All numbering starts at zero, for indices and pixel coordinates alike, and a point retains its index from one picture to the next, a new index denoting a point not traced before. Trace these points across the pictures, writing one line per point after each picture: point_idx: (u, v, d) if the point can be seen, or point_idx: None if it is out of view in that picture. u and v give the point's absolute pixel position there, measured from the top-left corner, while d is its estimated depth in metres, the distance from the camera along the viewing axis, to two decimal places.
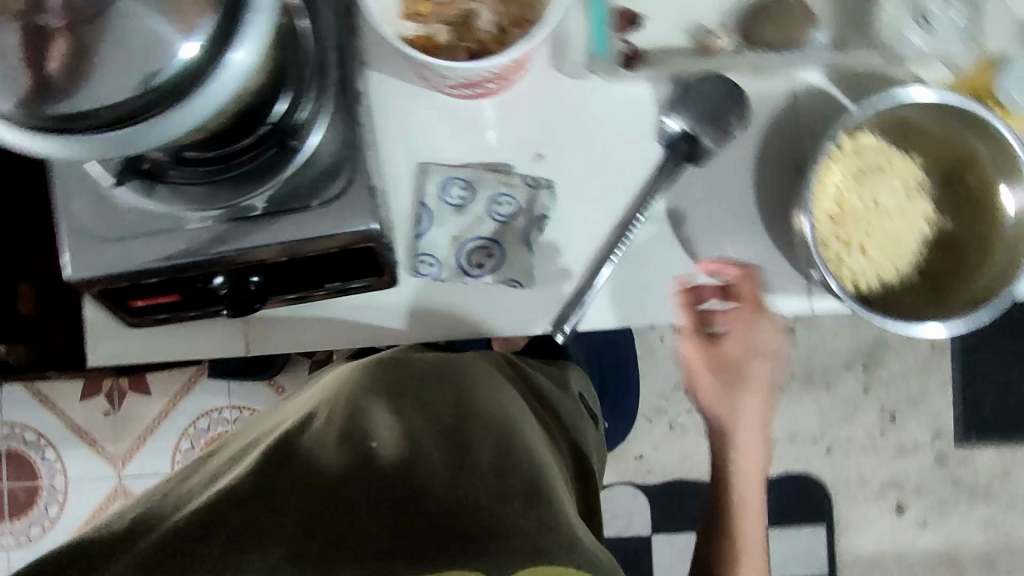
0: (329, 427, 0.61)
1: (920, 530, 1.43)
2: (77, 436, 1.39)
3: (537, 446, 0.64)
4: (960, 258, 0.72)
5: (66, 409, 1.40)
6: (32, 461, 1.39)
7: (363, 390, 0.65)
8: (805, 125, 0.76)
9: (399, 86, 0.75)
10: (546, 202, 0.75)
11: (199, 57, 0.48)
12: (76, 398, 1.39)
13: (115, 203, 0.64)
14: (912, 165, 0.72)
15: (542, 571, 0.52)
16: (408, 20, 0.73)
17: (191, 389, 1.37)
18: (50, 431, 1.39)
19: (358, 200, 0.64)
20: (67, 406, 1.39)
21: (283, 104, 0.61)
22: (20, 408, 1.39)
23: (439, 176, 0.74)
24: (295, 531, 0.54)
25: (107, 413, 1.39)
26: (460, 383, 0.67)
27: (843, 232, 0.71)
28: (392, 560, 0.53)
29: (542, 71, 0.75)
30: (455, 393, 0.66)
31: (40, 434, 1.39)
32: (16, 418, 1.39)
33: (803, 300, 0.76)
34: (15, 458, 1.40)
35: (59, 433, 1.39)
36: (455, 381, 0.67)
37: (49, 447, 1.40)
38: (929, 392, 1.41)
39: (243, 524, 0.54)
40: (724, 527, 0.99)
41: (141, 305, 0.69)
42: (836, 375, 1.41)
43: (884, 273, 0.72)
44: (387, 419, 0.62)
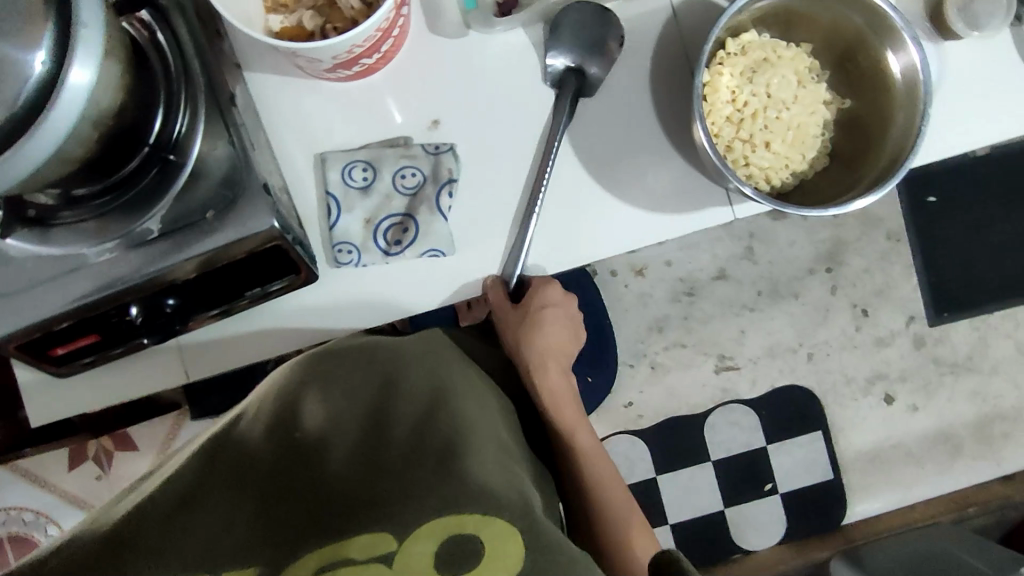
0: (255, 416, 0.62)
1: (913, 415, 1.40)
2: (75, 506, 1.31)
3: (465, 407, 0.64)
4: (866, 134, 0.72)
5: (59, 483, 1.32)
6: (36, 539, 1.31)
7: (289, 379, 0.65)
8: (693, 35, 0.76)
9: (281, 81, 0.74)
10: (450, 165, 0.73)
11: (42, 81, 0.46)
12: (64, 469, 1.32)
13: (8, 257, 0.62)
14: (801, 52, 0.72)
15: (454, 521, 0.53)
16: (273, 13, 0.71)
17: (177, 436, 1.31)
18: (45, 506, 1.31)
19: (255, 198, 0.63)
20: (41, 482, 1.32)
21: (159, 120, 0.62)
22: (9, 491, 1.31)
23: (339, 163, 0.73)
24: (215, 522, 0.54)
25: (99, 476, 1.32)
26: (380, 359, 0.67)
27: (744, 132, 0.71)
28: (308, 537, 0.54)
29: (420, 36, 0.74)
30: (381, 369, 0.66)
31: (37, 512, 1.31)
32: (9, 502, 1.31)
33: (725, 208, 0.77)
34: (17, 541, 1.31)
35: (55, 507, 1.31)
36: (381, 357, 0.67)
37: (51, 522, 1.32)
38: (895, 281, 1.39)
39: (164, 521, 0.54)
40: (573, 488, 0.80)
41: (63, 353, 0.68)
42: (802, 284, 1.40)
43: (793, 164, 0.72)
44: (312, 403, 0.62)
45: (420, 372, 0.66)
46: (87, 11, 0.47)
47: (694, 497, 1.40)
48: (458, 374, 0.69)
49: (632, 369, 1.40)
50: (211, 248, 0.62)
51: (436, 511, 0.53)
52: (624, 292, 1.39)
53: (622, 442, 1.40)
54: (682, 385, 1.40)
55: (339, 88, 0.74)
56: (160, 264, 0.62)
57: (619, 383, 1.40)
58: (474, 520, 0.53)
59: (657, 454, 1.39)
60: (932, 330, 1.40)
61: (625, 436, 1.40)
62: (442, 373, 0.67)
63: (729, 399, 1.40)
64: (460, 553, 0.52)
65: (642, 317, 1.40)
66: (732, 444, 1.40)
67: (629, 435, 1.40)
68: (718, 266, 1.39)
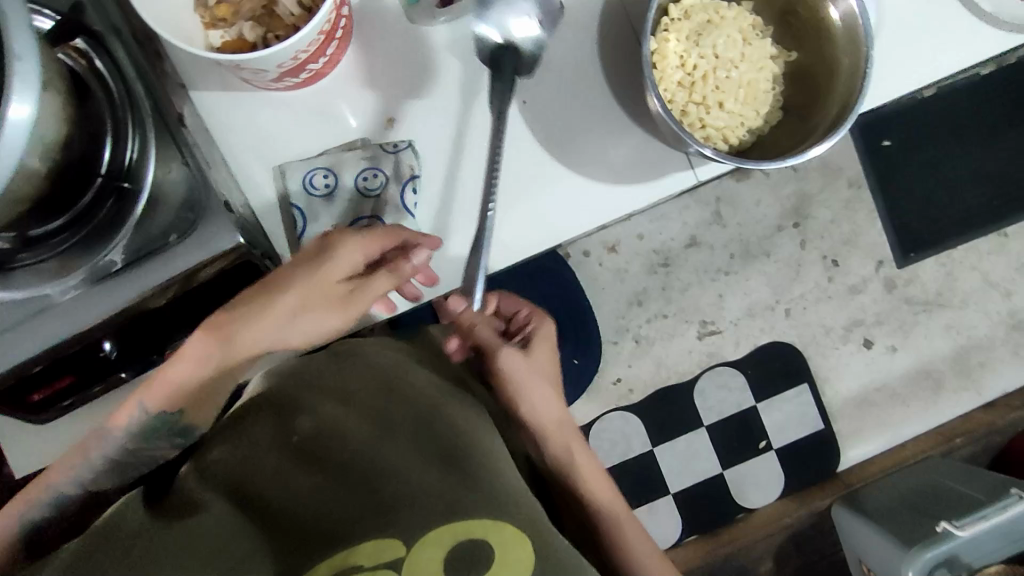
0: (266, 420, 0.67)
1: (893, 356, 1.43)
2: None
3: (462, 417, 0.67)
4: (815, 83, 0.73)
5: None
6: None
7: (293, 393, 0.69)
8: (635, 6, 0.76)
9: (229, 97, 0.73)
10: (411, 161, 0.73)
11: None
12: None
13: None
14: (743, 11, 0.73)
15: (452, 527, 0.54)
16: (212, 28, 0.69)
17: None
18: None
19: (218, 216, 0.62)
20: None
21: (108, 149, 0.60)
22: None
23: (299, 171, 0.72)
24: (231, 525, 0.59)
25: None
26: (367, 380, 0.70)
27: (697, 95, 0.72)
28: (315, 544, 0.57)
29: (365, 36, 0.74)
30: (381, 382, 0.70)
31: None
32: None
33: (688, 173, 0.77)
34: None
35: None
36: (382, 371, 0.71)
37: None
38: (861, 228, 1.42)
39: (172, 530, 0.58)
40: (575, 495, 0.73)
41: (41, 397, 0.67)
42: (772, 242, 1.42)
43: (748, 121, 0.73)
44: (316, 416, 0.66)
45: (409, 388, 0.68)
46: (18, 40, 0.45)
47: (693, 463, 1.42)
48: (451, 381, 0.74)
49: (616, 346, 1.41)
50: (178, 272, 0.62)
51: (438, 519, 0.55)
52: (599, 271, 1.40)
53: (615, 418, 1.41)
54: (668, 355, 1.41)
55: (291, 97, 0.73)
56: (128, 295, 0.62)
57: (606, 361, 1.41)
58: (481, 525, 0.55)
59: (651, 426, 1.41)
60: (900, 271, 1.43)
61: (618, 412, 1.41)
62: (426, 387, 0.70)
63: (715, 363, 1.42)
64: (472, 558, 0.53)
65: (621, 294, 1.41)
66: (722, 406, 1.42)
67: (621, 410, 1.41)
68: (688, 233, 1.41)
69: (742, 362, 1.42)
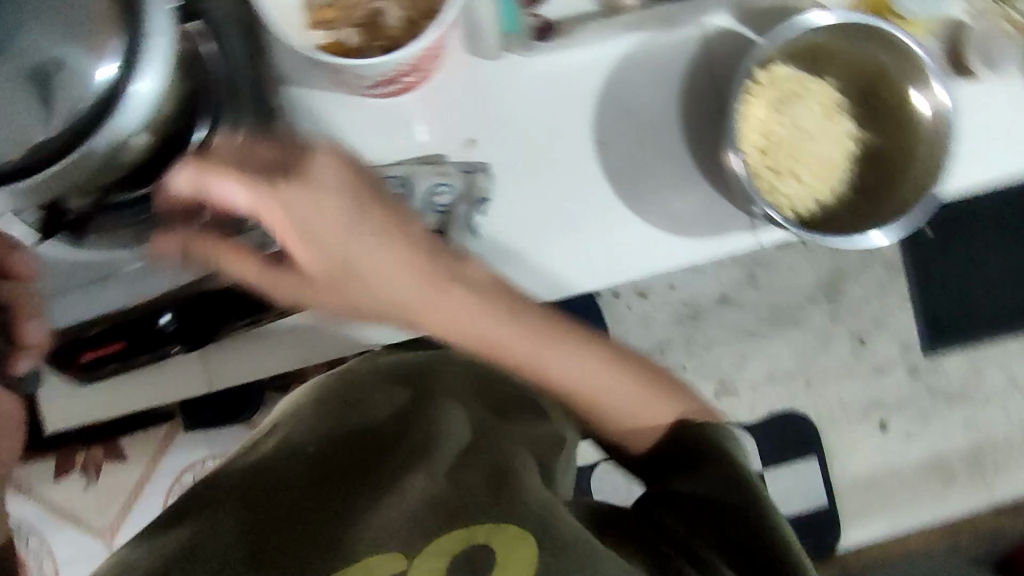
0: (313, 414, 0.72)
1: (907, 443, 1.42)
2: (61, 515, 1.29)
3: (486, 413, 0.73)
4: (887, 168, 0.75)
5: (42, 493, 1.29)
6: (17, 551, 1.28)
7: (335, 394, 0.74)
8: (722, 67, 0.78)
9: (317, 97, 0.74)
10: (483, 184, 0.75)
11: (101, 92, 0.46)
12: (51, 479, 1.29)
13: (46, 260, 0.62)
14: (826, 87, 0.74)
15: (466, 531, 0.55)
16: (316, 29, 0.71)
17: (167, 451, 1.28)
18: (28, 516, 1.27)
19: (297, 209, 0.63)
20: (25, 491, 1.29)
21: (202, 131, 0.60)
22: None
23: (373, 178, 0.72)
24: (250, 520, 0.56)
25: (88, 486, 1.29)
26: (400, 383, 0.76)
27: (773, 162, 0.73)
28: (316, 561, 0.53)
29: (459, 58, 0.75)
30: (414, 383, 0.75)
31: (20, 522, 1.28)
32: None
33: (750, 235, 0.78)
34: None
35: (38, 516, 1.28)
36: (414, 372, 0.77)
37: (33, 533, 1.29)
38: (893, 312, 1.42)
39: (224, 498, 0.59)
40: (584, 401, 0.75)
41: (88, 359, 0.67)
42: (802, 312, 1.42)
43: (817, 194, 0.74)
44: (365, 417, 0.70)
45: (438, 391, 0.73)
46: (157, 21, 0.47)
47: None
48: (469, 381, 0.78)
49: None
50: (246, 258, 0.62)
51: (463, 473, 0.61)
52: (627, 314, 1.39)
53: None
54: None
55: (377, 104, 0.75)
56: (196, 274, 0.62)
57: None
58: (483, 530, 0.55)
59: None
60: (926, 359, 1.42)
61: None
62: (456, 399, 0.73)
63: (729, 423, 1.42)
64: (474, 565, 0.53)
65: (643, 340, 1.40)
66: None
67: None
68: (721, 290, 1.40)
69: (756, 428, 1.40)
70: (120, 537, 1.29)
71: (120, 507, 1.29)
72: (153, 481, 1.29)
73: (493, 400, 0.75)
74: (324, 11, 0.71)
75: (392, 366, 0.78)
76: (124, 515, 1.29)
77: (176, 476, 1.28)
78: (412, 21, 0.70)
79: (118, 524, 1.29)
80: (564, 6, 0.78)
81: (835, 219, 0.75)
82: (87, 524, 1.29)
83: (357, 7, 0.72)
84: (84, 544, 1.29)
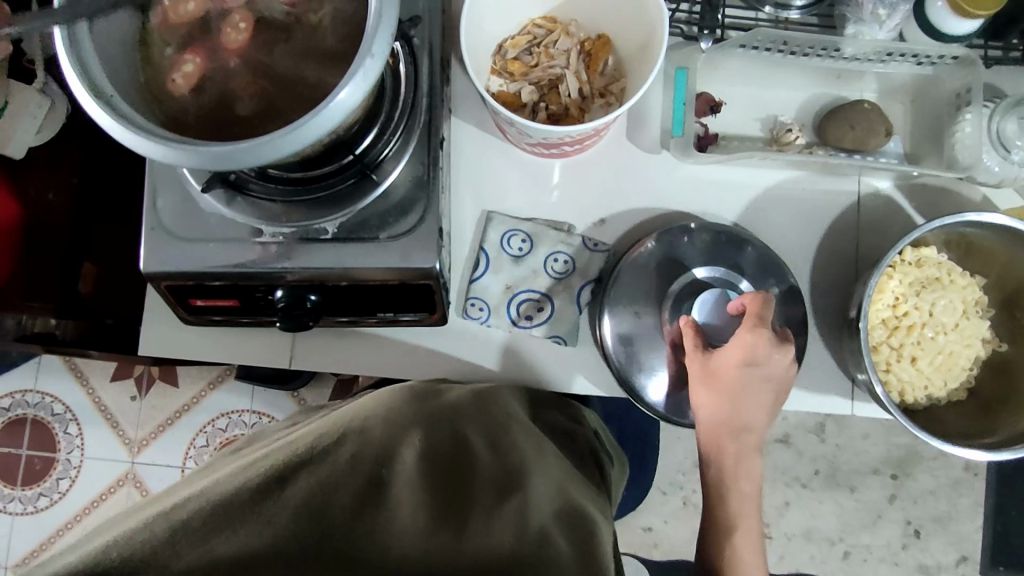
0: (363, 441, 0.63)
1: None
2: (101, 415, 1.32)
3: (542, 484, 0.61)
4: (1014, 383, 0.71)
5: (95, 388, 1.33)
6: (54, 432, 1.32)
7: (397, 416, 0.66)
8: (869, 226, 0.78)
9: (478, 136, 0.79)
10: (601, 265, 0.77)
11: (340, 99, 0.50)
12: (107, 379, 1.33)
13: (200, 209, 0.67)
14: (971, 284, 0.72)
15: None
16: (497, 75, 0.77)
17: (217, 387, 1.34)
18: (79, 405, 1.32)
19: (428, 235, 0.66)
20: (82, 380, 1.33)
21: (370, 138, 0.64)
22: (54, 377, 1.32)
23: (502, 227, 0.77)
24: (298, 530, 0.55)
25: (134, 397, 1.33)
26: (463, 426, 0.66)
27: (895, 340, 0.71)
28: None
29: (617, 140, 0.78)
30: (481, 426, 0.67)
31: (68, 407, 1.32)
32: (49, 389, 1.32)
33: (845, 403, 0.77)
34: (38, 427, 1.32)
35: (87, 410, 1.33)
36: (484, 416, 0.68)
37: (74, 421, 1.32)
38: (959, 513, 1.26)
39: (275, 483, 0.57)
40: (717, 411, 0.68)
41: (200, 304, 0.71)
42: (861, 479, 1.27)
43: (932, 386, 0.71)
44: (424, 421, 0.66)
45: (527, 441, 0.66)
46: (378, 43, 0.51)
47: None
48: (532, 443, 0.67)
49: (663, 496, 1.28)
50: (369, 264, 0.66)
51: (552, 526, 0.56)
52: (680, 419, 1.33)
53: (626, 567, 1.26)
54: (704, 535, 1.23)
55: (529, 160, 0.79)
56: (321, 264, 0.66)
57: (644, 503, 1.28)
58: None
59: None
60: None
61: (631, 559, 1.27)
62: (525, 427, 0.69)
63: None
64: None
65: (690, 448, 1.28)
66: None
67: (636, 560, 1.27)
68: (782, 430, 1.29)
69: None
70: (145, 454, 1.31)
71: (157, 424, 1.32)
72: (194, 412, 1.33)
73: (562, 494, 0.62)
74: (510, 64, 0.77)
75: (461, 402, 0.70)
76: (156, 434, 1.32)
77: (215, 415, 1.33)
78: (584, 95, 0.76)
79: (148, 441, 1.32)
80: (732, 124, 0.79)
81: (940, 417, 0.73)
82: (122, 432, 1.32)
83: (540, 69, 0.76)
84: (111, 450, 1.31)
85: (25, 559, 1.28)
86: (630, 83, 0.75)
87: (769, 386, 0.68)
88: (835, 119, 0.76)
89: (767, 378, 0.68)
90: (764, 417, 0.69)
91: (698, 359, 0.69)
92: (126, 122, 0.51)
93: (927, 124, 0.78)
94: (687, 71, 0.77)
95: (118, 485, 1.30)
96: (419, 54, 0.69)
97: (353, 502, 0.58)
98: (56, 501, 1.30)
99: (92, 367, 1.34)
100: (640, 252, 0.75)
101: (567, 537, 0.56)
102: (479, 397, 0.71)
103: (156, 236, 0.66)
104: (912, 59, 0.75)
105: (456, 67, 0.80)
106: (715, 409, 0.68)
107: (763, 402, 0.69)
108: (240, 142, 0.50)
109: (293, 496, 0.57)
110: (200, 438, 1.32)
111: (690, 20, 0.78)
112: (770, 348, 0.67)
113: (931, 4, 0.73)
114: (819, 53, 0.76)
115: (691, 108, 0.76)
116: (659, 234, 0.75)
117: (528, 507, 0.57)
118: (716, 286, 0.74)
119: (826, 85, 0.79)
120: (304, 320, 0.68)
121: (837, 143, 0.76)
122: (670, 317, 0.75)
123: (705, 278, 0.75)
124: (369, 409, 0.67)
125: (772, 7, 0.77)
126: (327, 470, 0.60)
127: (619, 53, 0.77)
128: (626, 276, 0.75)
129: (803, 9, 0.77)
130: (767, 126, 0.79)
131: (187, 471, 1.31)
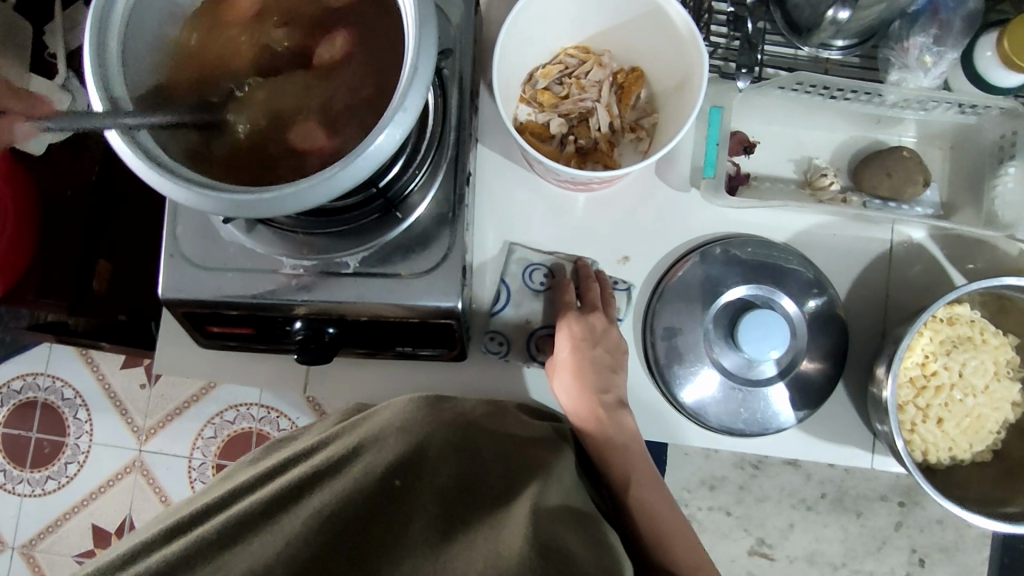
0: (373, 453, 0.61)
1: None
2: (110, 401, 1.28)
3: (557, 492, 0.59)
4: None
5: (105, 374, 1.29)
6: (64, 415, 1.28)
7: (409, 424, 0.64)
8: (900, 272, 0.77)
9: (504, 164, 0.77)
10: (622, 303, 0.75)
11: (378, 143, 0.49)
12: (117, 366, 1.30)
13: (219, 235, 0.66)
14: (1005, 345, 0.71)
15: None
16: (526, 104, 0.75)
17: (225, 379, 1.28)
18: (88, 390, 1.28)
19: (451, 273, 0.65)
20: (92, 365, 1.30)
21: (395, 172, 0.62)
22: (66, 361, 1.29)
23: (524, 261, 0.75)
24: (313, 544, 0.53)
25: (144, 385, 1.29)
26: (474, 433, 0.64)
27: (922, 400, 0.70)
28: None
29: (648, 175, 0.77)
30: (492, 437, 0.65)
31: (78, 392, 1.29)
32: (62, 373, 1.29)
33: (864, 457, 0.76)
34: (47, 410, 1.28)
35: (95, 394, 1.29)
36: (495, 426, 0.66)
37: (84, 406, 1.29)
38: (966, 545, 1.14)
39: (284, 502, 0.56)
40: (568, 391, 0.70)
41: (216, 330, 0.72)
42: (869, 505, 1.15)
43: (957, 446, 0.71)
44: (434, 427, 0.64)
45: (544, 451, 0.64)
46: (412, 96, 0.50)
47: None
48: (548, 451, 0.64)
49: None
50: (388, 301, 0.64)
51: (563, 525, 0.54)
52: None
53: None
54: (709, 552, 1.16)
55: (555, 192, 0.77)
56: (339, 298, 0.65)
57: None
58: None
59: None
60: None
61: None
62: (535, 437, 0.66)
63: None
64: None
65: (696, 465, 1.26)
66: None
67: None
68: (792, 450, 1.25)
69: None
70: (153, 443, 1.27)
71: (166, 414, 1.28)
72: (202, 403, 1.28)
73: (578, 502, 0.59)
74: (540, 93, 0.75)
75: (474, 411, 0.68)
76: (166, 424, 1.27)
77: (223, 407, 1.28)
78: (616, 128, 0.75)
79: (156, 431, 1.27)
80: (765, 164, 0.78)
81: (963, 477, 0.73)
82: (132, 420, 1.28)
83: (571, 101, 0.74)
84: (119, 438, 1.27)
85: (34, 540, 1.25)
86: (663, 120, 0.73)
87: (608, 359, 0.71)
88: (872, 165, 0.74)
89: (584, 341, 0.70)
90: (619, 383, 0.71)
91: (554, 359, 0.71)
92: (145, 156, 0.49)
93: (967, 171, 0.77)
94: (722, 109, 0.75)
95: (124, 473, 1.26)
96: (448, 86, 0.67)
97: (364, 509, 0.57)
98: (64, 485, 1.26)
99: (103, 354, 1.30)
100: (684, 269, 0.75)
101: (580, 543, 0.53)
102: (494, 409, 0.69)
103: (174, 262, 0.65)
104: (957, 107, 0.73)
105: (483, 90, 0.79)
106: (578, 410, 0.69)
107: (611, 378, 0.71)
108: (263, 190, 0.49)
109: (304, 506, 0.56)
110: (209, 430, 1.27)
111: (728, 57, 0.76)
112: (576, 319, 0.70)
113: (981, 55, 0.71)
114: (861, 97, 0.74)
115: (724, 148, 0.74)
116: (700, 256, 0.75)
117: (540, 509, 0.55)
118: (758, 304, 0.74)
119: (864, 129, 0.78)
120: (321, 354, 0.65)
121: (872, 190, 0.75)
122: (711, 335, 0.74)
123: (746, 297, 0.75)
124: (383, 416, 0.65)
125: (814, 46, 0.75)
126: (342, 479, 0.59)
127: (652, 88, 0.75)
128: (675, 298, 0.75)
129: (844, 51, 0.75)
130: (800, 167, 0.78)
131: (194, 462, 1.26)
